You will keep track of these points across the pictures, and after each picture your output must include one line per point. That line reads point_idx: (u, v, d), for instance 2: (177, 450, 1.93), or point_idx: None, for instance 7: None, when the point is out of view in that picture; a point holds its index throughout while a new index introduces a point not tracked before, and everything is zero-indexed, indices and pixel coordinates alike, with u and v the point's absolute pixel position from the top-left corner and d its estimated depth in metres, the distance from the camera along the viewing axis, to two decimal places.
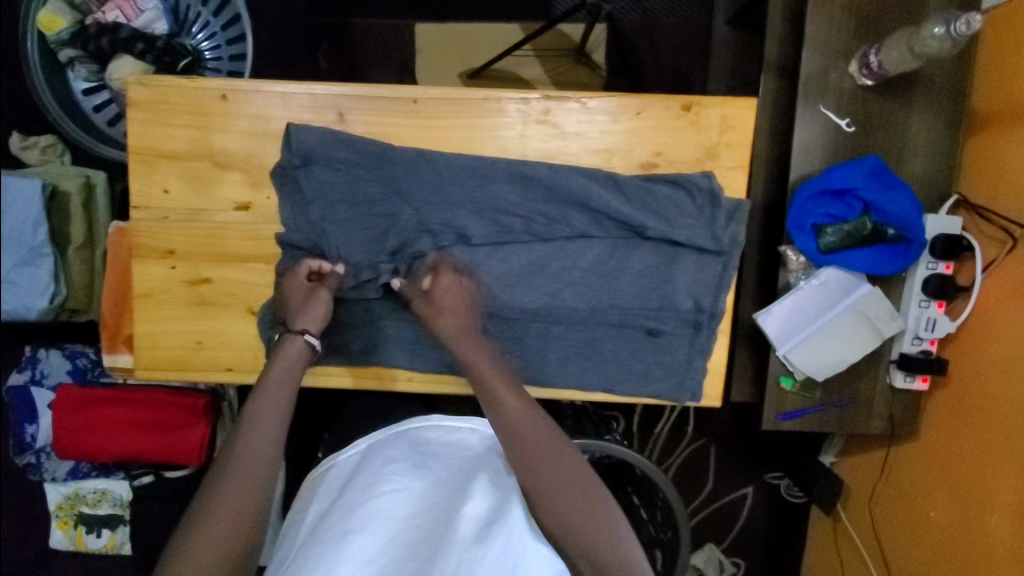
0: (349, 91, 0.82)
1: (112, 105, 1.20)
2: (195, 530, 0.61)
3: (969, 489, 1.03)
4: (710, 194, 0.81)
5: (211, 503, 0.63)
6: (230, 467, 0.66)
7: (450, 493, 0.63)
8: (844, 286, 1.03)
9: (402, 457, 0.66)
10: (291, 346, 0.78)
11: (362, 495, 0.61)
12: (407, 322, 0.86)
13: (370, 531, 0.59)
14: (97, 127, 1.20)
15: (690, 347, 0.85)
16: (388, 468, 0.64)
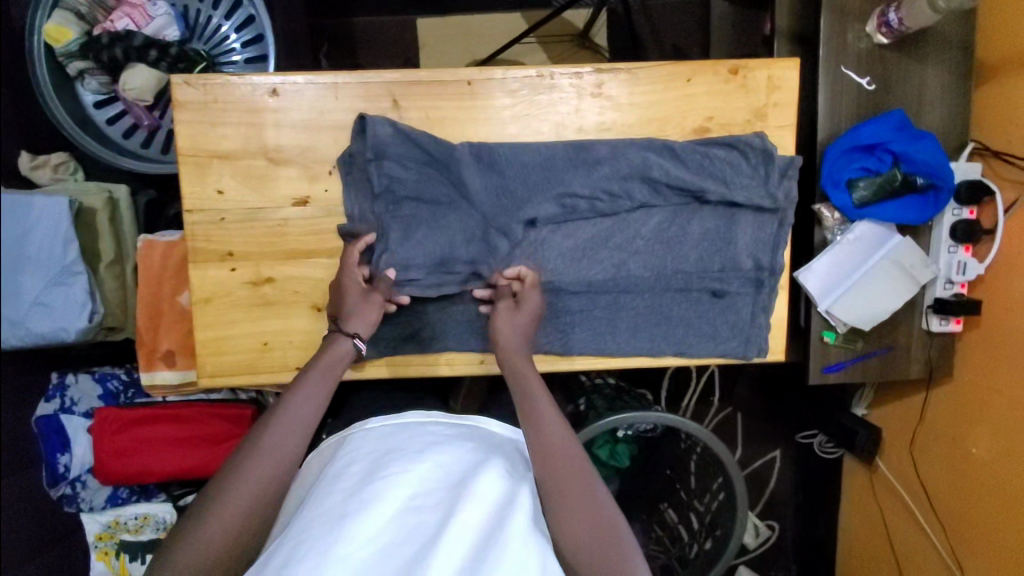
0: (401, 77, 0.82)
1: (126, 117, 1.17)
2: (201, 511, 0.58)
3: (1008, 421, 1.08)
4: (764, 153, 0.83)
5: (224, 485, 0.59)
6: (249, 451, 0.61)
7: (459, 477, 0.62)
8: (877, 238, 1.07)
9: (410, 444, 0.66)
10: (340, 347, 0.73)
11: (366, 480, 0.61)
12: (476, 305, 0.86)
13: (372, 514, 0.58)
14: (112, 140, 1.17)
15: (754, 304, 0.88)
16: (394, 455, 0.64)
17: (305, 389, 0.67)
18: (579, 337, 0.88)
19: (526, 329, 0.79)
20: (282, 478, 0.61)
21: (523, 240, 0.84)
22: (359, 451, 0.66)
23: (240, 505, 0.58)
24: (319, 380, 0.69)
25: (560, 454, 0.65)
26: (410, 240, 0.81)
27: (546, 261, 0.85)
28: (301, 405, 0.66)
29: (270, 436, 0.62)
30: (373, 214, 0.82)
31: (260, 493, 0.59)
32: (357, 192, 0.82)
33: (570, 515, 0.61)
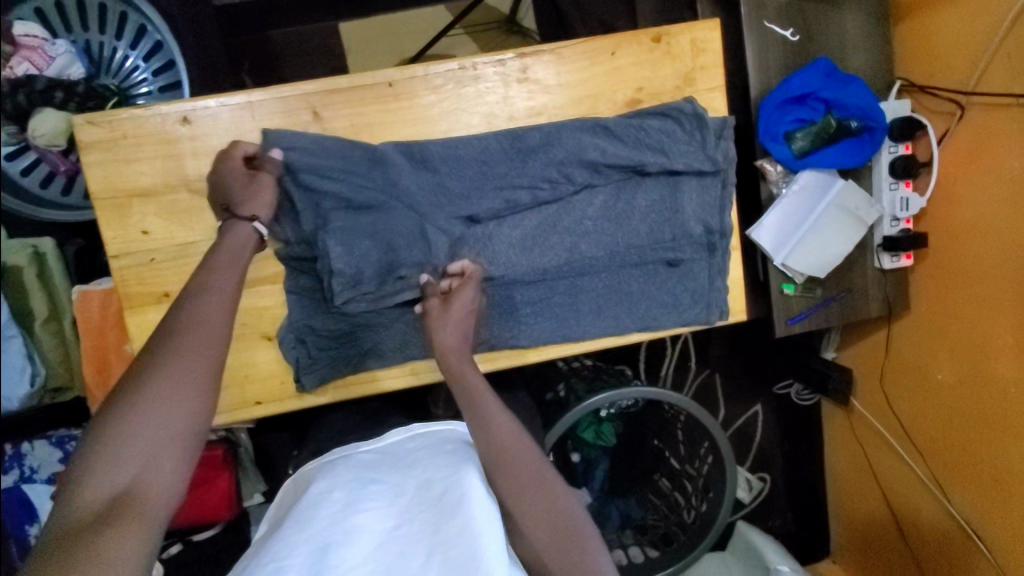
0: (318, 87, 0.79)
1: (42, 165, 1.09)
2: (124, 410, 0.52)
3: (967, 344, 1.12)
4: (697, 118, 0.82)
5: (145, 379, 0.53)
6: (170, 338, 0.55)
7: (440, 485, 0.62)
8: (822, 186, 1.09)
9: (385, 476, 0.65)
10: (239, 232, 0.68)
11: (343, 512, 0.59)
12: None
13: (353, 542, 0.56)
14: (30, 192, 1.10)
15: (709, 268, 0.88)
16: (369, 487, 0.63)
17: (208, 294, 0.60)
18: (541, 327, 0.86)
19: (463, 323, 0.77)
20: (203, 384, 0.55)
21: (468, 239, 0.83)
22: (328, 482, 0.64)
23: (160, 423, 0.52)
24: (221, 280, 0.62)
25: (517, 458, 0.65)
26: (359, 253, 0.79)
27: (495, 256, 0.83)
28: (205, 308, 0.58)
29: (177, 348, 0.55)
30: (308, 234, 0.78)
31: (180, 406, 0.53)
32: (286, 213, 0.78)
33: (534, 519, 0.62)
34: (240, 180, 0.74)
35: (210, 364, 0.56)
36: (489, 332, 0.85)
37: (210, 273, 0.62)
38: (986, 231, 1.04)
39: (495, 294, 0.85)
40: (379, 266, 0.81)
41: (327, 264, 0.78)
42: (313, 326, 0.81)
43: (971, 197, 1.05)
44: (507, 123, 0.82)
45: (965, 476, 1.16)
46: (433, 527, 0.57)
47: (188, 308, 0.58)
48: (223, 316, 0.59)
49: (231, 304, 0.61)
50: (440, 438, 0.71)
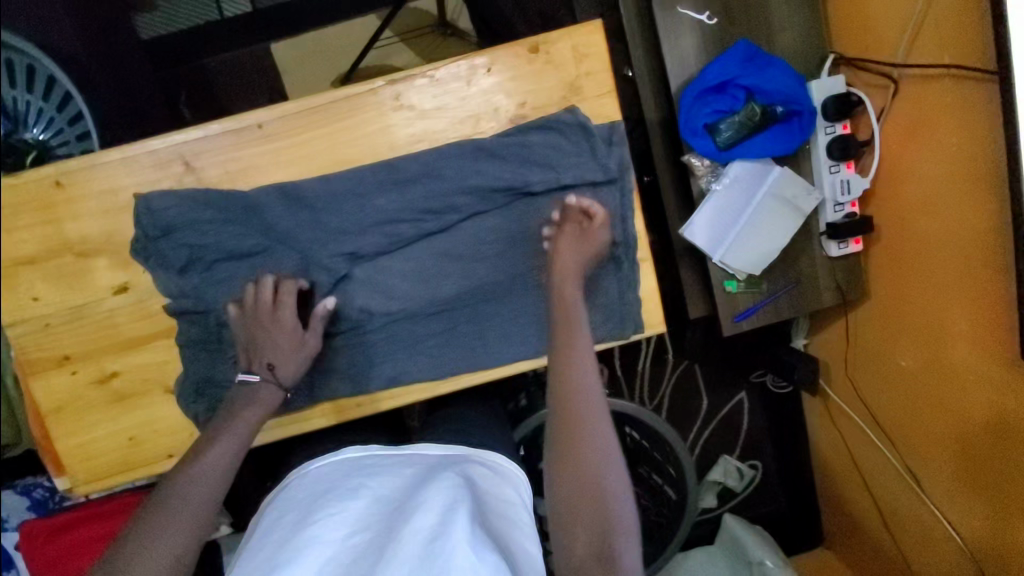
0: (189, 137, 0.77)
1: None
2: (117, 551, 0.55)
3: (925, 328, 1.05)
4: (581, 127, 0.79)
5: (147, 518, 0.57)
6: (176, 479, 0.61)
7: (396, 509, 0.60)
8: (755, 177, 1.03)
9: (340, 484, 0.63)
10: (269, 395, 0.74)
11: (294, 529, 0.58)
12: (332, 349, 0.82)
13: (304, 562, 0.55)
14: None
15: (618, 281, 0.84)
16: (322, 498, 0.61)
17: (220, 442, 0.65)
18: (446, 360, 0.83)
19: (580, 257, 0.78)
20: (196, 522, 0.58)
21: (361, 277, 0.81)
22: (328, 477, 0.64)
23: (150, 568, 0.54)
24: (229, 429, 0.68)
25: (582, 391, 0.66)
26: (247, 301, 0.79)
27: (390, 289, 0.81)
28: (216, 450, 0.64)
29: (182, 488, 0.60)
30: (196, 287, 0.79)
31: (170, 546, 0.56)
32: (173, 268, 0.78)
33: (570, 460, 0.61)
34: (290, 330, 0.77)
35: (205, 507, 0.59)
36: (394, 372, 0.82)
37: (228, 421, 0.69)
38: (930, 210, 0.97)
39: (397, 329, 0.82)
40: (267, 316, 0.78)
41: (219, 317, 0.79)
42: (208, 380, 0.79)
43: (915, 172, 0.98)
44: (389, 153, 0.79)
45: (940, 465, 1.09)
46: (386, 534, 0.58)
47: (189, 458, 0.63)
48: (230, 464, 0.65)
49: (238, 448, 0.66)
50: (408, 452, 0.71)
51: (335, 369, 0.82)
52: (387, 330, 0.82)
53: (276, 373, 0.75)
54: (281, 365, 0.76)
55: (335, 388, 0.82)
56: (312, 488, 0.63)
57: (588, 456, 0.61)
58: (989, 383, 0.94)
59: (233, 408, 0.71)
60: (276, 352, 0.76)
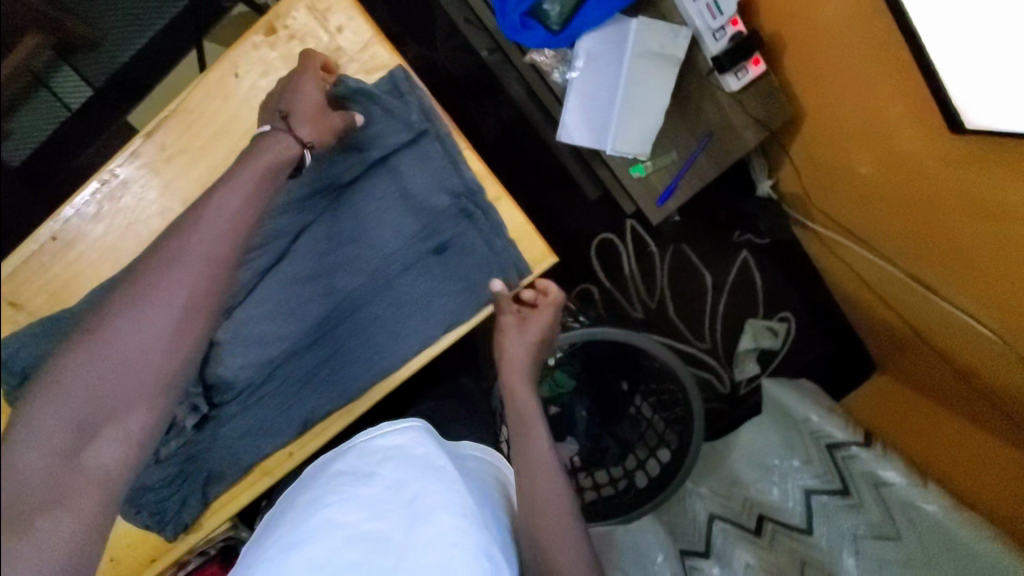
0: (1, 277, 0.75)
1: None
2: (49, 389, 0.50)
3: (869, 125, 0.89)
4: (366, 99, 0.75)
5: (89, 361, 0.51)
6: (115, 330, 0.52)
7: (416, 494, 0.62)
8: (607, 44, 0.90)
9: (351, 470, 0.65)
10: (283, 146, 0.65)
11: (304, 514, 0.60)
12: (235, 417, 0.79)
13: (317, 544, 0.57)
14: None
15: (480, 233, 0.79)
16: (337, 483, 0.63)
17: (163, 298, 0.54)
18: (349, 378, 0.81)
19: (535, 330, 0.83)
20: (140, 391, 0.53)
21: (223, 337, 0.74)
22: (342, 461, 0.67)
23: (117, 387, 0.52)
24: (233, 187, 0.60)
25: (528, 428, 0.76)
26: None
27: (257, 340, 0.74)
28: (160, 308, 0.54)
29: (116, 343, 0.52)
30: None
31: (108, 414, 0.52)
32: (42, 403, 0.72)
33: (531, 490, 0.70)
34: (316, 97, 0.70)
35: (180, 301, 0.54)
36: (307, 408, 0.81)
37: (181, 263, 0.56)
38: None
39: (288, 371, 0.79)
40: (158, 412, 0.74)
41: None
42: (134, 490, 0.77)
43: None
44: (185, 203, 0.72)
45: (936, 269, 0.92)
46: (408, 524, 0.60)
47: (197, 228, 0.57)
48: (175, 320, 0.54)
49: (237, 219, 0.59)
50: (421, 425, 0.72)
51: (249, 432, 0.80)
52: (281, 375, 0.79)
53: (289, 120, 0.66)
54: (296, 116, 0.67)
55: (259, 447, 0.81)
56: (329, 475, 0.66)
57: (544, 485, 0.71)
58: (949, 160, 0.78)
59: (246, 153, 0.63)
60: (299, 101, 0.68)
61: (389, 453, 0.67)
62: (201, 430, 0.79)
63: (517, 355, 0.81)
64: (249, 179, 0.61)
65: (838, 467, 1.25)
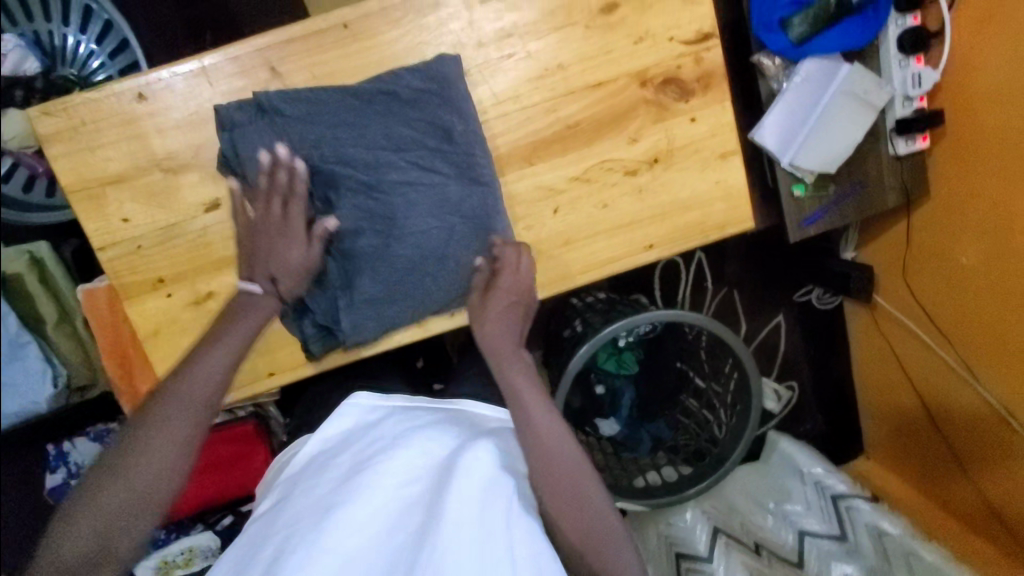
0: (272, 40, 0.74)
1: (20, 170, 1.02)
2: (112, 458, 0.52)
3: (991, 220, 1.04)
4: (672, 18, 0.79)
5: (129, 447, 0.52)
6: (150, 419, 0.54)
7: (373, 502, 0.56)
8: (826, 73, 1.00)
9: (389, 434, 0.62)
10: (264, 304, 0.69)
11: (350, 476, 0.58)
12: (427, 243, 0.78)
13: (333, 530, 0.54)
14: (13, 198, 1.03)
15: (703, 178, 0.84)
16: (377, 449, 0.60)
17: (177, 399, 0.55)
18: (526, 297, 0.76)
19: (510, 319, 0.73)
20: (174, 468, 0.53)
21: (434, 189, 0.77)
22: (366, 452, 0.61)
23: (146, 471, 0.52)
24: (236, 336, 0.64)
25: (565, 491, 0.56)
26: (346, 201, 0.76)
27: (457, 206, 0.78)
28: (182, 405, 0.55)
29: (156, 426, 0.54)
30: (315, 194, 0.75)
31: (161, 472, 0.52)
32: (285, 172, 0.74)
33: (587, 569, 0.55)
34: (295, 236, 0.71)
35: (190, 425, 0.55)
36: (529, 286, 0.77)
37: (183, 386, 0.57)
38: (1006, 96, 0.95)
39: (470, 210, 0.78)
40: (373, 225, 0.76)
41: (335, 220, 0.75)
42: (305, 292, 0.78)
43: (988, 62, 0.97)
44: (454, 63, 0.75)
45: (1012, 352, 1.06)
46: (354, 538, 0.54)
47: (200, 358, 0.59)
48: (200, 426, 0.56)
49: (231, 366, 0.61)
50: (438, 424, 0.63)
51: (415, 282, 0.79)
52: (459, 240, 0.79)
53: (279, 287, 0.70)
54: (285, 280, 0.71)
55: (411, 301, 0.80)
56: (379, 436, 0.62)
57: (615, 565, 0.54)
58: None
59: (227, 314, 0.67)
60: (285, 268, 0.71)
61: (392, 454, 0.59)
62: (367, 265, 0.77)
63: (507, 335, 0.71)
64: (234, 337, 0.63)
65: (839, 515, 1.28)
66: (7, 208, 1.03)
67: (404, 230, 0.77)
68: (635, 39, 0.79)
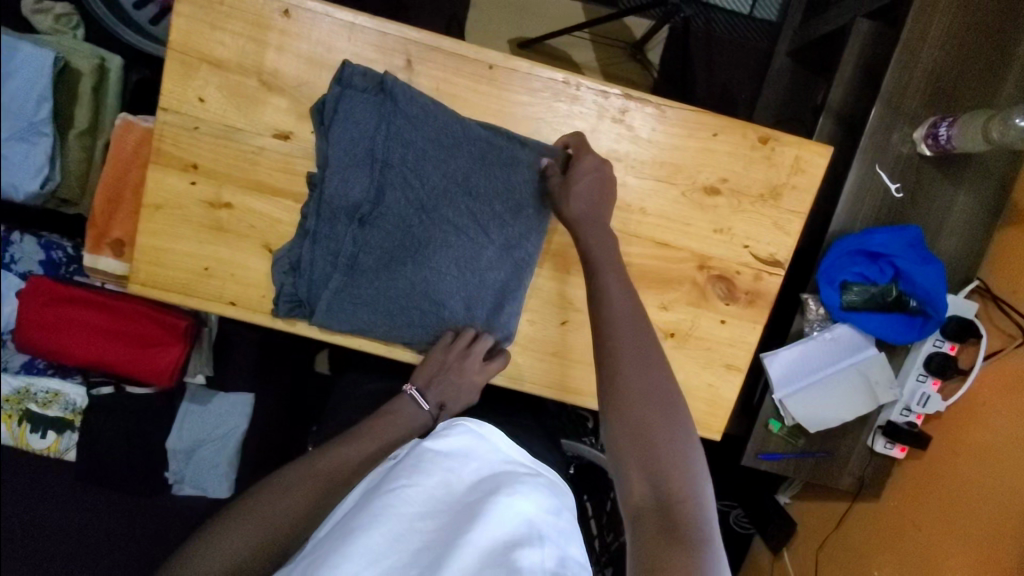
0: (423, 38, 0.76)
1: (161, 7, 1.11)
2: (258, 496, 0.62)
3: (919, 558, 1.05)
4: (756, 230, 0.81)
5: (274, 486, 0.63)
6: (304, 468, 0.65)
7: (405, 510, 0.56)
8: (852, 345, 1.04)
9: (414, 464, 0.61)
10: (416, 416, 0.77)
11: (378, 495, 0.58)
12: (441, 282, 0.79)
13: (375, 529, 0.54)
14: (129, 16, 1.10)
15: (701, 372, 0.86)
16: (399, 477, 0.60)
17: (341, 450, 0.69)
18: (604, 192, 0.75)
19: (593, 187, 0.74)
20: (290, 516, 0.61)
21: (471, 241, 0.79)
22: (391, 475, 0.60)
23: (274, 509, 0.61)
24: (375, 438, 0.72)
25: (645, 415, 0.59)
26: (397, 207, 0.78)
27: (481, 269, 0.80)
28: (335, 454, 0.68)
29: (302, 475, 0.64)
30: (373, 180, 0.77)
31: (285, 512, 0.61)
32: (361, 147, 0.76)
33: (653, 503, 0.55)
34: (464, 372, 0.79)
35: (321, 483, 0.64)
36: (608, 180, 0.75)
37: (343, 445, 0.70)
38: (989, 464, 0.98)
39: (492, 279, 0.80)
40: (401, 237, 0.79)
41: (375, 212, 0.78)
42: (312, 255, 0.79)
43: (989, 425, 1.00)
44: (553, 168, 0.77)
45: None
46: (390, 540, 0.54)
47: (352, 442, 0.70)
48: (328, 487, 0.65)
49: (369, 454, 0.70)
50: (455, 453, 0.63)
51: (406, 305, 0.80)
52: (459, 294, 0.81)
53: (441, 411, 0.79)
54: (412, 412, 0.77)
55: (386, 316, 0.81)
56: (406, 459, 0.63)
57: (684, 503, 0.55)
58: None
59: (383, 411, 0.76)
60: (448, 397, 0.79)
61: (413, 481, 0.58)
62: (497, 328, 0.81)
63: (586, 194, 0.74)
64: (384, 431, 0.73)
65: None
66: (120, 19, 1.10)
67: (422, 259, 0.79)
68: (716, 228, 0.81)
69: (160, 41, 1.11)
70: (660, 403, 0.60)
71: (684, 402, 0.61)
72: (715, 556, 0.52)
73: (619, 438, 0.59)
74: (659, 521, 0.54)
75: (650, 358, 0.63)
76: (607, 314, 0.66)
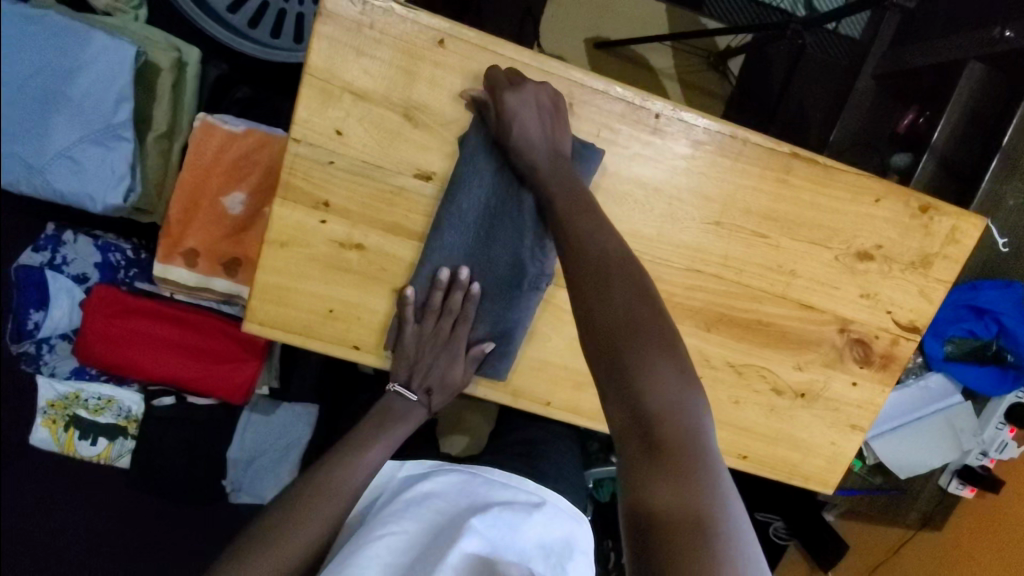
0: (589, 80, 0.70)
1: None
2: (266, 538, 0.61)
3: None
4: (903, 297, 0.80)
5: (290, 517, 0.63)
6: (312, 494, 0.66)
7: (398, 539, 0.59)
8: (941, 393, 1.07)
9: (409, 502, 0.65)
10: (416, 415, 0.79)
11: (368, 533, 0.60)
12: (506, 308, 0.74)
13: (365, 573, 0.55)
14: (212, 8, 0.99)
15: (824, 431, 0.85)
16: (392, 513, 0.63)
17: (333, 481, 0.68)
18: (557, 137, 0.68)
19: (548, 134, 0.67)
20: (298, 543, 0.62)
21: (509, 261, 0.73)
22: (378, 519, 0.62)
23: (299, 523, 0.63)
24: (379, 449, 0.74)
25: (617, 340, 0.51)
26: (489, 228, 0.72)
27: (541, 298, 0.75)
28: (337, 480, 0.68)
29: (320, 495, 0.66)
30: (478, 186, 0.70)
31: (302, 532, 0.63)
32: (500, 176, 0.70)
33: (637, 435, 0.48)
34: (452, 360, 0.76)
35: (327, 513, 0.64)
36: (560, 133, 0.68)
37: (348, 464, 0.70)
38: None
39: (498, 271, 0.73)
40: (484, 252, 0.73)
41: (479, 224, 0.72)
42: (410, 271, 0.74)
43: None
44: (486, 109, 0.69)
45: None
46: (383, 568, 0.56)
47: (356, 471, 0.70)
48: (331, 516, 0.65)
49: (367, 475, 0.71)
50: (442, 489, 0.68)
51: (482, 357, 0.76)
52: (528, 345, 0.80)
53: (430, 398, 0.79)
54: (438, 396, 0.78)
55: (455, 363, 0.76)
56: (403, 496, 0.66)
57: (664, 421, 0.48)
58: None
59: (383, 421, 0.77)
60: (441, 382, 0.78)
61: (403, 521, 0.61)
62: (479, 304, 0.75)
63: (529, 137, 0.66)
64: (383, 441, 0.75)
65: None
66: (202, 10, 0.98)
67: (493, 301, 0.75)
68: (863, 293, 0.79)
69: (240, 35, 1.02)
70: (639, 329, 0.52)
71: (666, 321, 0.53)
72: (713, 474, 0.46)
73: (597, 377, 0.52)
74: (641, 442, 0.48)
75: (606, 279, 0.55)
76: (579, 249, 0.58)
